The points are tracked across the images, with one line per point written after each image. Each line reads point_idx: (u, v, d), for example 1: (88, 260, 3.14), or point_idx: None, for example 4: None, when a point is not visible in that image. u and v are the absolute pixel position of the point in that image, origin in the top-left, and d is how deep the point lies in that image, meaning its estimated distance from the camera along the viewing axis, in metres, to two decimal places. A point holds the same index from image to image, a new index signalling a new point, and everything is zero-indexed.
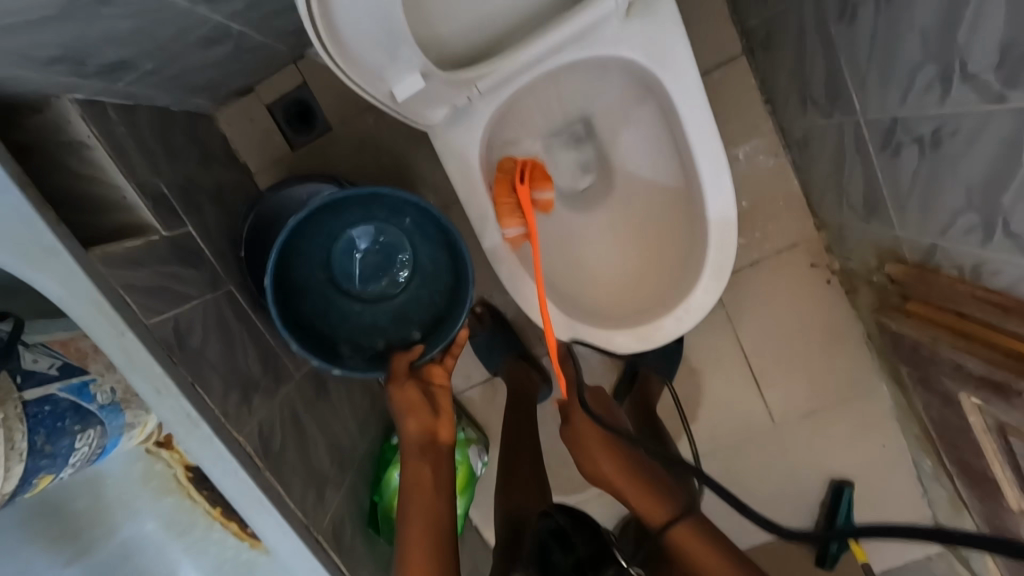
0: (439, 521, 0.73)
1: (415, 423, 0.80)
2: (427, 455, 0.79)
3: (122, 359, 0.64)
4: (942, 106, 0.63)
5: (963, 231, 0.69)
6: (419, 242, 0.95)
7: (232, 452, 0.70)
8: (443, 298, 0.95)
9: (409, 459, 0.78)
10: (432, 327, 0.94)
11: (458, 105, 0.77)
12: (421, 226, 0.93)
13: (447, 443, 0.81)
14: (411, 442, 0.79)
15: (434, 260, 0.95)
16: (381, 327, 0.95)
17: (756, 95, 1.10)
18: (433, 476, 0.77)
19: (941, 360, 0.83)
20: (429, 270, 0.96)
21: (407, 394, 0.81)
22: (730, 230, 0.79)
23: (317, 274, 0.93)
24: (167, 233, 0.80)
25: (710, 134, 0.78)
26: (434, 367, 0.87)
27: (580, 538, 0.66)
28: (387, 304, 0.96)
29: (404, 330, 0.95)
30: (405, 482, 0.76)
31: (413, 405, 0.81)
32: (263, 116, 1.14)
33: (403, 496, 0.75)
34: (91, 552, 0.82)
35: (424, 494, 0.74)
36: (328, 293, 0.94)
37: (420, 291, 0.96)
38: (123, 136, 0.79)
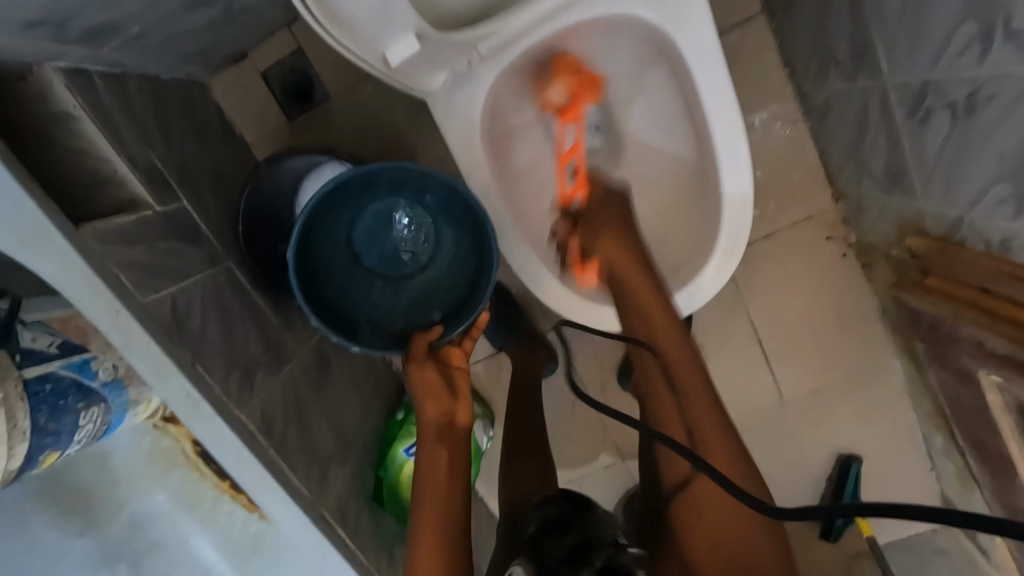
0: (449, 509, 0.71)
1: (432, 405, 0.80)
2: (444, 438, 0.78)
3: (118, 339, 0.62)
4: (979, 67, 0.58)
5: (994, 203, 0.66)
6: (443, 223, 0.93)
7: (234, 431, 0.69)
8: (465, 281, 0.93)
9: (426, 442, 0.77)
10: (453, 309, 0.92)
11: (459, 71, 0.73)
12: (447, 208, 0.90)
13: (465, 426, 0.81)
14: (428, 423, 0.80)
15: (457, 242, 0.93)
16: (400, 308, 0.93)
17: (775, 58, 1.04)
18: (449, 461, 0.76)
19: (960, 337, 0.79)
20: (452, 252, 0.94)
21: (425, 374, 0.82)
22: (746, 204, 0.75)
23: (338, 253, 0.91)
24: (162, 208, 0.77)
25: (728, 99, 0.73)
26: (453, 350, 0.88)
27: (579, 522, 0.65)
28: (408, 285, 0.95)
29: (424, 312, 0.93)
30: (421, 467, 0.75)
31: (430, 387, 0.82)
32: (259, 85, 1.10)
33: (417, 482, 0.74)
34: (102, 526, 0.84)
35: (437, 480, 0.73)
36: (349, 271, 0.92)
37: (442, 272, 0.95)
38: (112, 106, 0.75)
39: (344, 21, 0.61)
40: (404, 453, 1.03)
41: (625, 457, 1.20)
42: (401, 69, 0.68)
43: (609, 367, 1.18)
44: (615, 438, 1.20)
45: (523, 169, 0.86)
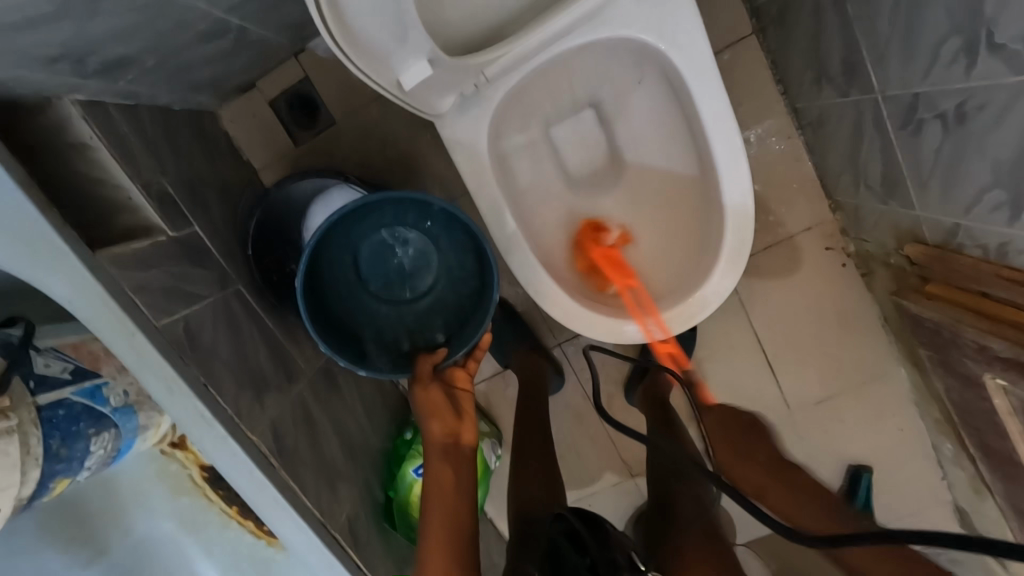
0: (458, 527, 0.73)
1: (438, 425, 0.82)
2: (449, 458, 0.80)
3: (134, 362, 0.63)
4: (967, 80, 0.60)
5: (988, 208, 0.67)
6: (445, 245, 0.94)
7: (248, 453, 0.70)
8: (468, 301, 0.94)
9: (434, 462, 0.79)
10: (456, 330, 0.94)
11: (465, 94, 0.75)
12: (450, 230, 0.92)
13: (469, 446, 0.83)
14: (434, 444, 0.81)
15: (460, 263, 0.94)
16: (407, 329, 0.95)
17: (769, 75, 1.07)
18: (455, 479, 0.77)
19: (962, 341, 0.80)
20: (455, 273, 0.95)
21: (431, 396, 0.83)
22: (747, 216, 0.77)
23: (345, 276, 0.92)
24: (174, 233, 0.79)
25: (726, 115, 0.75)
26: (457, 371, 0.89)
27: (594, 543, 0.64)
28: (413, 306, 0.95)
29: (428, 332, 0.95)
30: (428, 487, 0.76)
31: (436, 407, 0.83)
32: (266, 112, 1.12)
33: (423, 500, 0.75)
34: (109, 552, 0.85)
35: (445, 499, 0.75)
36: (356, 294, 0.93)
37: (445, 292, 0.96)
38: (125, 134, 0.78)
39: (360, 43, 0.63)
40: (414, 473, 1.02)
41: (634, 472, 1.20)
42: (415, 93, 0.70)
43: (615, 382, 1.18)
44: (623, 454, 1.20)
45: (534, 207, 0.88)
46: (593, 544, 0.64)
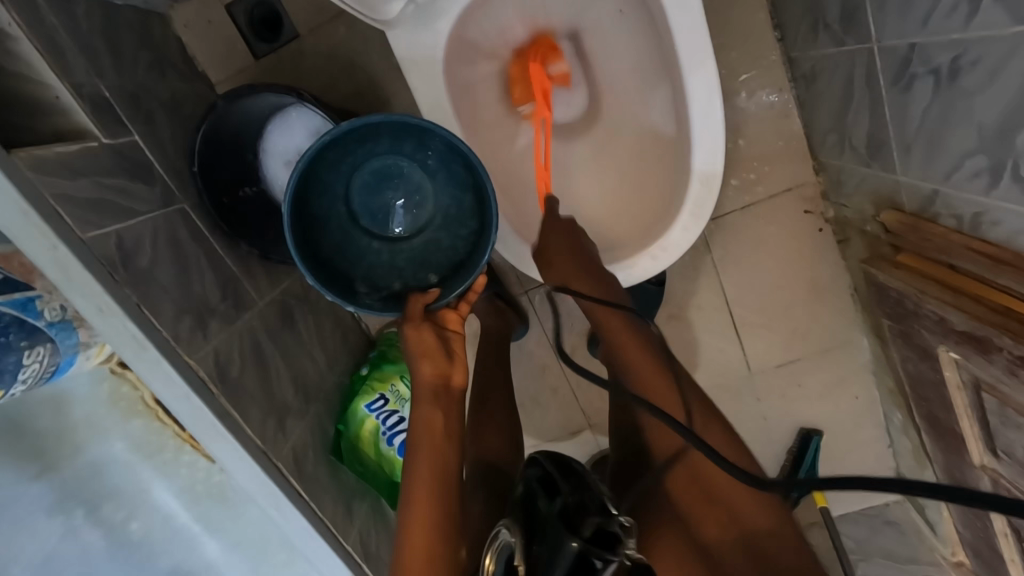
0: (446, 474, 0.71)
1: (429, 365, 0.76)
2: (439, 402, 0.75)
3: (56, 275, 0.60)
4: (965, 32, 0.56)
5: (968, 175, 0.64)
6: (443, 182, 0.84)
7: (184, 377, 0.68)
8: (465, 243, 0.84)
9: (422, 403, 0.75)
10: (451, 273, 0.84)
11: (419, 2, 0.68)
12: (447, 161, 0.81)
13: (461, 388, 0.78)
14: (423, 386, 0.76)
15: (457, 204, 0.84)
16: (399, 269, 0.85)
17: (765, 21, 1.00)
18: (445, 424, 0.75)
19: (923, 314, 0.79)
20: (452, 213, 0.85)
21: (423, 336, 0.76)
22: (715, 164, 0.72)
23: (335, 207, 0.83)
24: (110, 141, 0.74)
25: (706, 56, 0.69)
26: (450, 314, 0.81)
27: (569, 484, 0.58)
28: (406, 245, 0.86)
29: (421, 274, 0.85)
30: (416, 429, 0.74)
31: (428, 348, 0.76)
32: (224, 20, 1.03)
33: (413, 440, 0.73)
34: (59, 467, 0.81)
35: (435, 440, 0.73)
36: (345, 230, 0.84)
37: (441, 233, 0.86)
38: (54, 26, 0.70)
39: None
40: (366, 409, 1.00)
41: (593, 423, 1.21)
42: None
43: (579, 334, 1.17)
44: (583, 405, 1.20)
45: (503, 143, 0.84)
46: (568, 490, 0.57)
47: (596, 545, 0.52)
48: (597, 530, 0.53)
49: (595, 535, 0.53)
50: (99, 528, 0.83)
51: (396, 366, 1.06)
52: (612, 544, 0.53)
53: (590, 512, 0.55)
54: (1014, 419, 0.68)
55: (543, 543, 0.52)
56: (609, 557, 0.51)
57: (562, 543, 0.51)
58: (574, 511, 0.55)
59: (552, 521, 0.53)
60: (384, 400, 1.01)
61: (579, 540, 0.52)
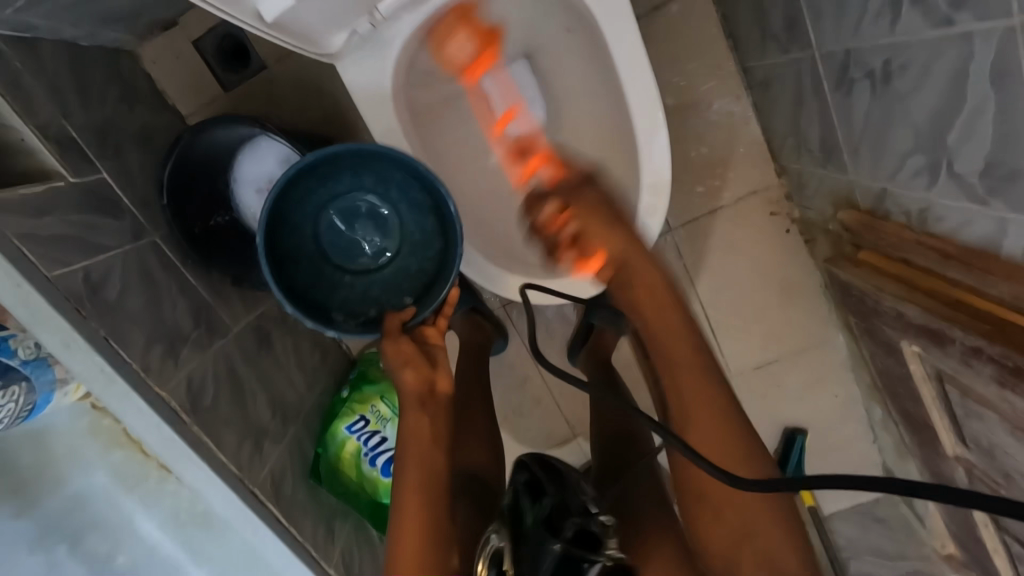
0: (434, 474, 0.73)
1: (412, 374, 0.77)
2: (425, 406, 0.77)
3: (22, 313, 0.61)
4: (891, 36, 0.58)
5: (911, 173, 0.66)
6: (405, 209, 0.85)
7: (155, 407, 0.68)
8: (433, 265, 0.86)
9: (409, 410, 0.76)
10: (424, 292, 0.86)
11: (363, 33, 0.70)
12: (405, 189, 0.83)
13: (446, 394, 0.79)
14: (409, 394, 0.76)
15: (422, 229, 0.86)
16: (374, 297, 0.87)
17: (719, 30, 1.03)
18: (432, 427, 0.76)
19: (883, 309, 0.80)
20: (418, 238, 0.87)
21: (401, 347, 0.78)
22: (663, 174, 0.75)
23: (306, 243, 0.85)
24: (77, 179, 0.75)
25: (645, 70, 0.72)
26: (428, 328, 0.83)
27: (551, 487, 0.66)
28: (378, 275, 0.88)
29: (395, 298, 0.87)
30: (404, 436, 0.75)
31: (409, 357, 0.78)
32: (192, 54, 1.06)
33: (400, 447, 0.74)
34: (41, 502, 0.80)
35: (420, 446, 0.74)
36: (318, 266, 0.86)
37: (410, 259, 0.87)
38: (19, 70, 0.72)
39: None
40: (347, 430, 1.00)
41: (578, 432, 1.21)
42: (288, 25, 0.62)
43: (557, 344, 1.19)
44: (566, 414, 1.21)
45: (465, 162, 0.86)
46: (550, 489, 0.65)
47: (578, 547, 0.58)
48: (579, 531, 0.59)
49: (576, 535, 0.59)
50: (84, 561, 0.82)
51: (375, 387, 1.05)
52: (592, 546, 0.60)
53: (571, 514, 0.61)
54: (975, 409, 0.69)
55: (530, 547, 0.58)
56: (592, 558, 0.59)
57: (546, 546, 0.57)
58: (557, 517, 0.62)
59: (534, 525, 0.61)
60: (365, 421, 1.01)
61: (561, 542, 0.58)
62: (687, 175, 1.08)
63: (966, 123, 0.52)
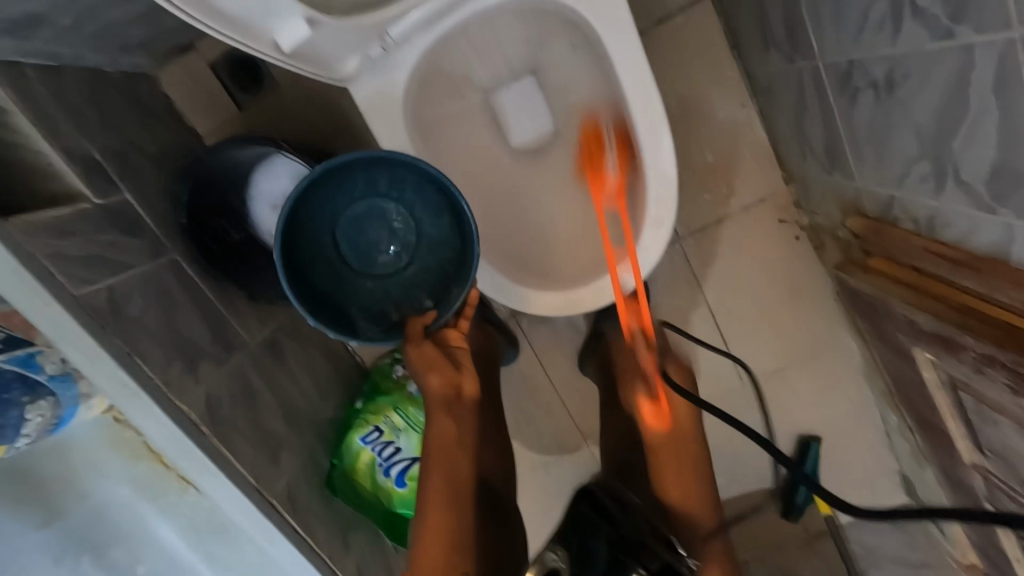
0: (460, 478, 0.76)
1: (438, 378, 0.79)
2: (451, 410, 0.79)
3: (50, 331, 0.63)
4: (893, 47, 0.59)
5: (917, 180, 0.66)
6: (421, 210, 0.87)
7: (176, 420, 0.70)
8: (451, 265, 0.88)
9: (436, 414, 0.79)
10: (443, 293, 0.88)
11: (374, 57, 0.73)
12: (422, 191, 0.85)
13: (472, 397, 0.82)
14: (435, 397, 0.79)
15: (439, 230, 0.88)
16: (394, 300, 0.89)
17: (722, 41, 1.05)
18: (457, 430, 0.78)
19: (894, 315, 0.80)
20: (434, 239, 0.89)
21: (426, 351, 0.79)
22: (670, 185, 0.75)
23: (324, 249, 0.86)
24: (101, 199, 0.78)
25: (648, 82, 0.73)
26: (450, 330, 0.84)
27: (621, 519, 0.71)
28: (398, 277, 0.89)
29: (416, 300, 0.89)
30: (432, 439, 0.77)
31: (433, 362, 0.79)
32: (208, 76, 1.09)
33: (426, 449, 0.77)
34: (64, 515, 0.83)
35: (448, 449, 0.76)
36: (337, 271, 0.87)
37: (428, 259, 0.89)
38: (45, 97, 0.76)
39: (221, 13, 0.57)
40: (360, 441, 1.02)
41: (589, 441, 1.21)
42: (299, 54, 0.65)
43: (568, 353, 1.19)
44: (578, 423, 1.21)
45: (475, 175, 0.88)
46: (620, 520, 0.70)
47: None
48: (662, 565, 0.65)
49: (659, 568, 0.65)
50: (106, 575, 0.84)
51: (388, 398, 1.07)
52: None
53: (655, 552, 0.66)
54: (991, 416, 0.68)
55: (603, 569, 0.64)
56: None
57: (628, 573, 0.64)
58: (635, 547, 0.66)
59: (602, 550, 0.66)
60: (379, 431, 1.03)
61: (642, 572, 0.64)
62: (693, 184, 1.09)
63: (970, 132, 0.52)
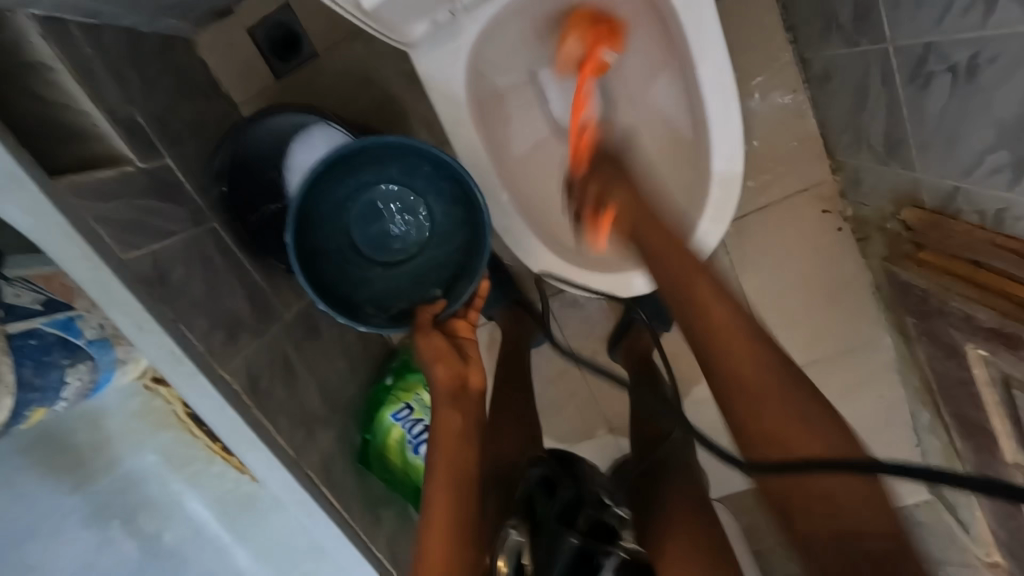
0: (465, 475, 0.73)
1: (444, 368, 0.78)
2: (456, 402, 0.77)
3: (98, 294, 0.62)
4: (982, 29, 0.56)
5: (990, 172, 0.64)
6: (433, 201, 0.88)
7: (220, 390, 0.70)
8: (462, 256, 0.88)
9: (441, 406, 0.77)
10: (453, 284, 0.88)
11: (441, 22, 0.71)
12: (435, 182, 0.85)
13: (478, 389, 0.80)
14: (441, 389, 0.77)
15: (451, 220, 0.88)
16: (403, 289, 0.89)
17: (777, 21, 1.01)
18: (463, 424, 0.76)
19: (950, 311, 0.79)
20: (445, 229, 0.89)
21: (434, 341, 0.80)
22: (736, 170, 0.73)
23: (335, 236, 0.86)
24: (143, 164, 0.77)
25: (721, 61, 0.71)
26: (459, 321, 0.85)
27: (564, 484, 0.77)
28: (407, 266, 0.89)
29: (424, 290, 0.89)
30: (435, 431, 0.75)
31: (441, 353, 0.79)
32: (246, 41, 1.07)
33: (430, 443, 0.75)
34: (95, 481, 0.83)
35: (451, 442, 0.74)
36: (347, 258, 0.87)
37: (438, 249, 0.90)
38: (88, 55, 0.74)
39: None
40: (393, 417, 1.01)
41: (615, 429, 1.21)
42: (377, 15, 0.64)
43: (598, 339, 1.18)
44: (604, 409, 1.21)
45: (523, 156, 0.85)
46: (565, 485, 0.78)
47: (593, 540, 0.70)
48: (593, 522, 0.73)
49: (588, 526, 0.72)
50: (135, 540, 0.85)
51: (420, 375, 1.06)
52: (605, 536, 0.72)
53: (586, 506, 0.75)
54: None
55: (548, 541, 0.69)
56: (608, 545, 0.71)
57: (564, 538, 0.69)
58: (572, 509, 0.74)
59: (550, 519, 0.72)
60: (409, 409, 1.03)
61: (578, 536, 0.69)
62: None
63: None
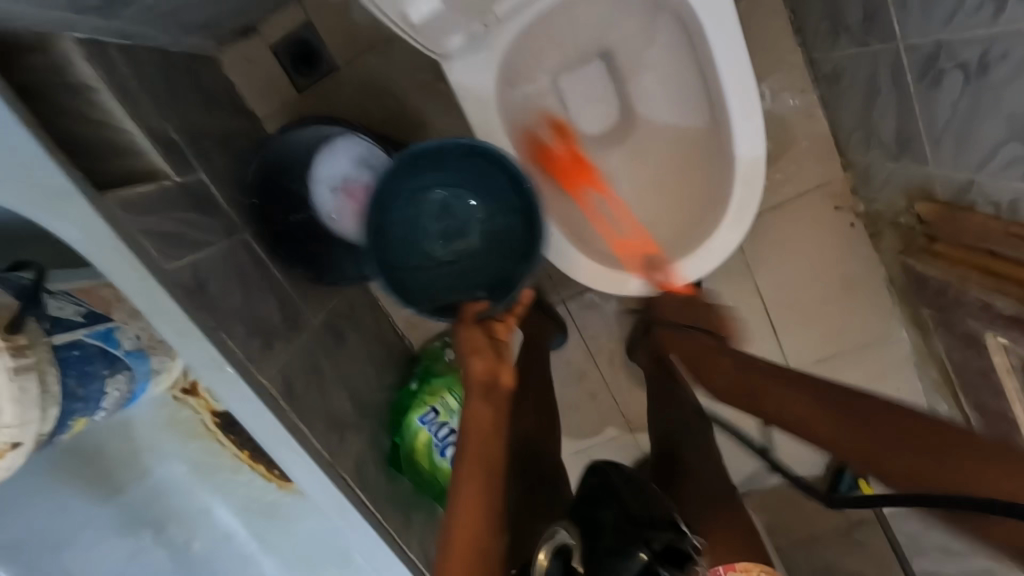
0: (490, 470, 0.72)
1: (480, 363, 0.76)
2: (487, 396, 0.76)
3: (144, 303, 0.64)
4: (992, 27, 0.58)
5: (1004, 164, 0.66)
6: (494, 210, 0.88)
7: (260, 395, 0.72)
8: (511, 262, 0.86)
9: (472, 400, 0.76)
10: (499, 285, 0.86)
11: (475, 34, 0.75)
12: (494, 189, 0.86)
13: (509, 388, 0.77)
14: (472, 381, 0.76)
15: (509, 229, 0.87)
16: (450, 286, 0.89)
17: (783, 24, 1.04)
18: (493, 419, 0.75)
19: (967, 301, 0.80)
20: (501, 237, 0.89)
21: (473, 335, 0.78)
22: (757, 169, 0.76)
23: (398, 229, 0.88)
24: (180, 178, 0.79)
25: (740, 63, 0.74)
26: (500, 322, 0.80)
27: (636, 505, 0.72)
28: (459, 265, 0.90)
29: (469, 289, 0.88)
30: (465, 423, 0.74)
31: (476, 346, 0.77)
32: (267, 57, 1.10)
33: (460, 434, 0.74)
34: (127, 491, 0.84)
35: (477, 438, 0.73)
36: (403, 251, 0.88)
37: (491, 256, 0.89)
38: (124, 74, 0.77)
39: None
40: (419, 422, 1.03)
41: (635, 428, 1.23)
42: (422, 28, 0.71)
43: (616, 339, 1.20)
44: (624, 409, 1.23)
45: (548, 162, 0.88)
46: (636, 505, 0.72)
47: (664, 561, 0.64)
48: (666, 545, 0.65)
49: (663, 548, 0.65)
50: (165, 549, 0.86)
51: (443, 379, 1.09)
52: (678, 561, 0.65)
53: (663, 528, 0.68)
54: None
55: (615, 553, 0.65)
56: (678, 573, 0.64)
57: (631, 554, 0.64)
58: (645, 526, 0.68)
59: (609, 530, 0.68)
60: (435, 412, 1.04)
61: (647, 552, 0.64)
62: None
63: None
